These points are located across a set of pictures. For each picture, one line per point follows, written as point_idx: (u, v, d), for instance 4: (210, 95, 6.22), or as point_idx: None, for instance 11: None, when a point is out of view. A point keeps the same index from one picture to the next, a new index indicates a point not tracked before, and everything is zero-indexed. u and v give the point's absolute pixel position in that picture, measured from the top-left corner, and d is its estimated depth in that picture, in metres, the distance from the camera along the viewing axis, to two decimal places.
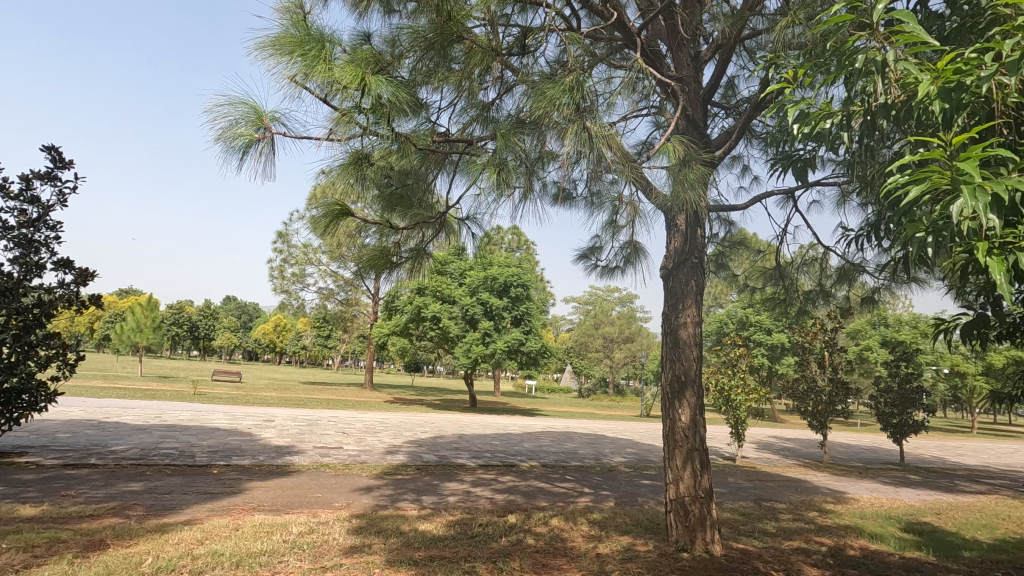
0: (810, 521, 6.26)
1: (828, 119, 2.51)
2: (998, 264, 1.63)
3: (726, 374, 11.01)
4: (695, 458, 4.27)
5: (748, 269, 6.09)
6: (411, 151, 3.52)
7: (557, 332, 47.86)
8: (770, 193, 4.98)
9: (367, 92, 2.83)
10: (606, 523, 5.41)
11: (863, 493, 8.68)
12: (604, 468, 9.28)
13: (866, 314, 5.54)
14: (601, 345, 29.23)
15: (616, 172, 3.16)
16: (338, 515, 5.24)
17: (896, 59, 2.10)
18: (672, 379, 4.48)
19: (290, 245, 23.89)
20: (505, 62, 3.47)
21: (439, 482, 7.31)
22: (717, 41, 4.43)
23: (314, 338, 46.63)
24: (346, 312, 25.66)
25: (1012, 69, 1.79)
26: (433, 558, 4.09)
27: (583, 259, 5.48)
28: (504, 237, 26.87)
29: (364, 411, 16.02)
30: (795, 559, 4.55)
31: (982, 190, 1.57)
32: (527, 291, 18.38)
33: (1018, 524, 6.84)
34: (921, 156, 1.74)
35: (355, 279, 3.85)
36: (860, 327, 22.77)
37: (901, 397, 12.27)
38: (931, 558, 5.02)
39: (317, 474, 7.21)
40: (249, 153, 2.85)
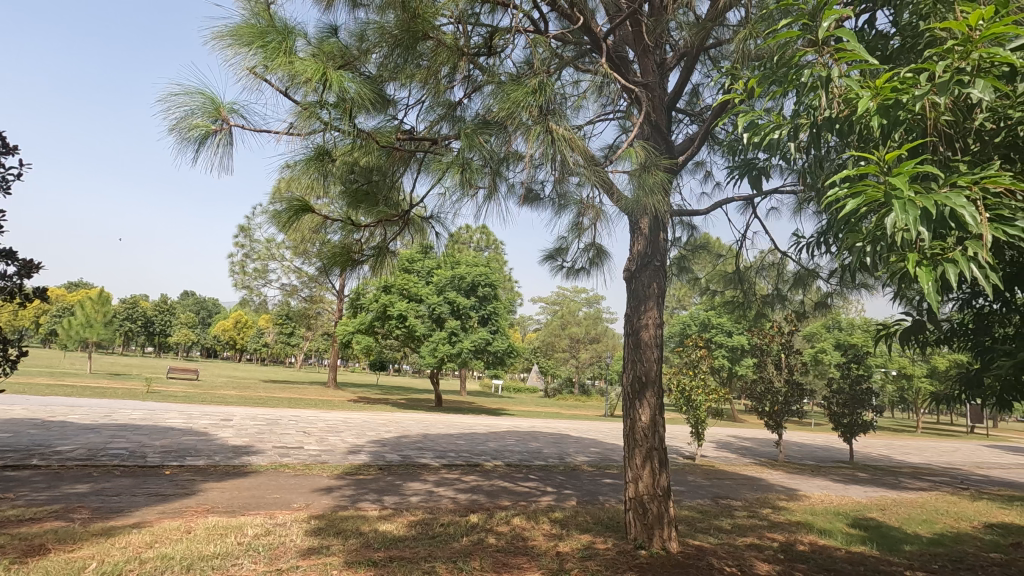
0: (763, 518, 6.48)
1: (777, 130, 2.62)
2: (926, 274, 1.74)
3: (688, 375, 11.28)
4: (653, 458, 4.36)
5: (710, 273, 6.26)
6: (375, 148, 3.48)
7: (525, 332, 48.02)
8: (730, 200, 5.15)
9: (330, 88, 2.78)
10: (566, 522, 5.48)
11: (815, 490, 9.02)
12: (567, 467, 9.39)
13: (819, 318, 5.76)
14: (567, 346, 29.56)
15: (580, 175, 3.20)
16: (296, 516, 5.14)
17: (839, 76, 2.20)
18: (633, 379, 4.56)
19: (252, 240, 23.31)
20: (472, 61, 3.46)
21: (401, 482, 7.25)
22: (683, 49, 4.54)
23: (276, 335, 45.62)
24: (310, 309, 25.19)
25: (942, 89, 1.91)
26: (393, 559, 4.06)
27: (549, 259, 5.52)
28: (473, 236, 26.84)
29: (328, 410, 15.76)
30: (748, 555, 4.69)
31: (911, 205, 1.66)
32: (494, 291, 18.44)
33: (955, 519, 7.23)
34: (859, 170, 1.83)
35: (317, 278, 3.80)
36: (816, 330, 23.64)
37: (851, 397, 12.81)
38: (875, 552, 5.25)
39: (276, 475, 7.06)
40: (205, 144, 2.77)
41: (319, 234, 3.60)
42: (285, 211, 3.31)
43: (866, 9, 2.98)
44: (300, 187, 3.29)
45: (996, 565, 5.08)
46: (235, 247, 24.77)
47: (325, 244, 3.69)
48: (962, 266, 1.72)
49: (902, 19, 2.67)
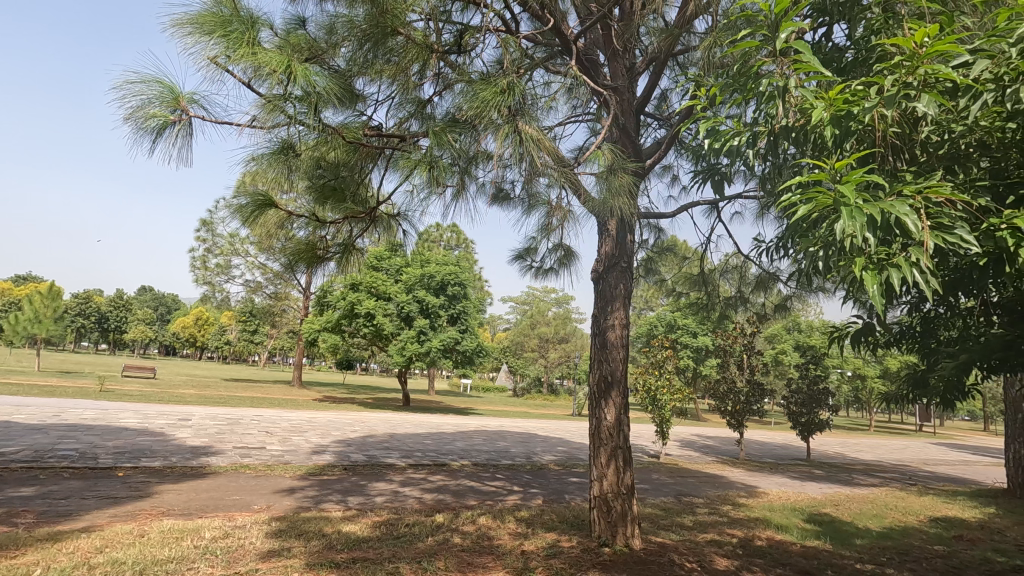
0: (723, 515, 6.65)
1: (737, 137, 2.70)
2: (872, 278, 1.82)
3: (654, 375, 11.48)
4: (618, 456, 4.42)
5: (676, 275, 6.39)
6: (342, 143, 3.42)
7: (494, 331, 47.99)
8: (696, 203, 5.28)
9: (295, 81, 2.70)
10: (532, 520, 5.51)
11: (773, 487, 9.30)
12: (534, 466, 9.45)
13: (779, 320, 5.94)
14: (536, 346, 29.69)
15: (548, 176, 3.23)
16: (256, 518, 5.02)
17: (796, 86, 2.27)
18: (599, 379, 4.61)
19: (215, 234, 22.63)
20: (442, 59, 3.43)
21: (366, 482, 7.16)
22: (651, 54, 4.61)
23: (239, 332, 44.43)
24: (275, 306, 24.63)
25: (889, 102, 2.00)
26: (357, 560, 4.01)
27: (518, 259, 5.54)
28: (444, 234, 26.68)
29: (292, 410, 15.42)
30: (708, 551, 4.81)
31: (859, 212, 1.74)
32: (463, 290, 18.39)
33: (902, 514, 7.57)
34: (811, 177, 1.90)
35: (281, 275, 3.73)
36: (776, 332, 24.40)
37: (809, 397, 13.26)
38: (828, 546, 5.45)
39: (236, 476, 6.87)
40: (163, 135, 2.68)
41: (285, 229, 3.53)
42: (249, 205, 3.22)
43: (822, 23, 3.10)
44: (266, 181, 3.21)
45: (939, 557, 5.33)
46: (196, 241, 24.02)
47: (291, 240, 3.62)
48: (905, 272, 1.80)
49: (856, 33, 2.78)
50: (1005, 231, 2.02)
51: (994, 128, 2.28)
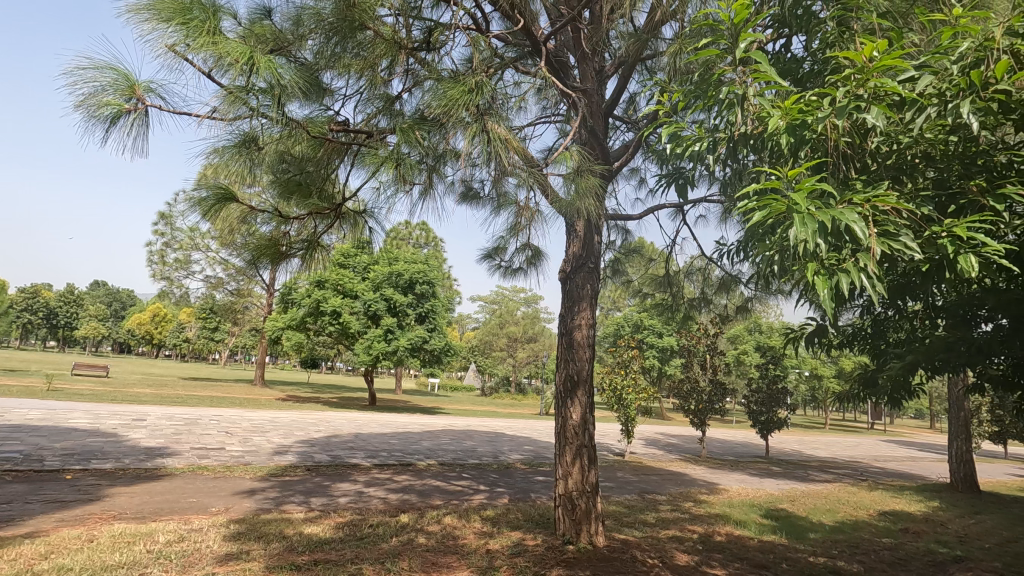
0: (685, 511, 6.79)
1: (698, 143, 2.76)
2: (822, 283, 1.89)
3: (620, 374, 11.66)
4: (583, 455, 4.47)
5: (642, 276, 6.50)
6: (306, 138, 3.36)
7: (463, 331, 47.85)
8: (662, 206, 5.38)
9: (258, 73, 2.63)
10: (498, 519, 5.52)
11: (734, 484, 9.55)
12: (500, 465, 9.47)
13: (740, 322, 6.10)
14: (504, 345, 29.75)
15: (516, 176, 3.24)
16: (214, 520, 4.88)
17: (753, 95, 2.35)
18: (565, 378, 4.65)
19: (174, 228, 21.88)
20: (411, 55, 3.40)
21: (329, 482, 7.04)
22: (620, 58, 4.68)
23: (198, 330, 43.08)
24: (237, 303, 23.97)
25: (840, 114, 2.10)
26: (318, 562, 3.94)
27: (487, 258, 5.55)
28: (412, 232, 26.45)
29: (253, 409, 15.03)
30: (669, 547, 4.91)
31: (809, 219, 1.81)
32: (432, 289, 18.26)
33: (853, 508, 7.88)
34: (766, 184, 1.97)
35: (243, 271, 3.63)
36: (738, 333, 25.08)
37: (768, 396, 13.67)
38: (783, 540, 5.64)
39: (193, 478, 6.66)
40: (116, 124, 2.57)
41: (247, 224, 3.44)
42: (210, 199, 3.09)
43: (781, 35, 3.22)
44: (228, 174, 3.11)
45: (886, 549, 5.58)
46: (153, 236, 23.18)
47: (253, 235, 3.53)
48: (853, 277, 1.88)
49: (811, 46, 2.90)
50: (945, 239, 2.13)
51: (937, 140, 2.41)
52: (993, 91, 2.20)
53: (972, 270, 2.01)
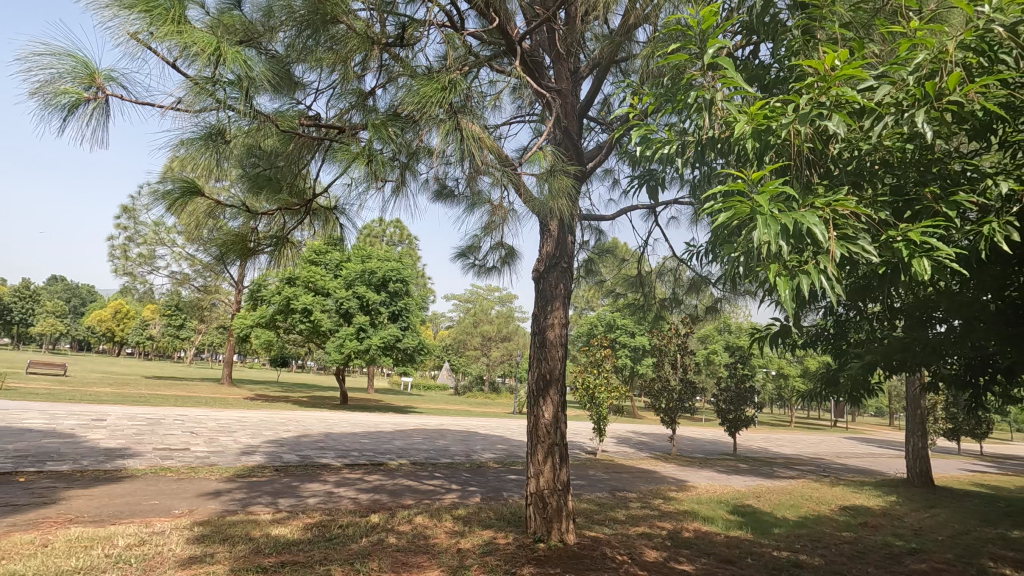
0: (654, 508, 6.90)
1: (668, 146, 2.81)
2: (784, 283, 1.94)
3: (593, 373, 11.76)
4: (555, 453, 4.50)
5: (616, 276, 6.56)
6: (275, 132, 3.29)
7: (437, 329, 47.64)
8: (634, 207, 5.45)
9: (224, 65, 2.55)
10: (469, 518, 5.51)
11: (702, 481, 9.73)
12: (473, 464, 9.45)
13: (710, 322, 6.21)
14: (478, 344, 29.73)
15: (489, 174, 3.23)
16: (176, 523, 4.75)
17: (721, 99, 2.40)
18: (538, 377, 4.67)
19: (138, 222, 21.19)
20: (383, 50, 3.36)
21: (298, 483, 6.92)
22: (595, 60, 4.71)
23: (163, 327, 41.82)
24: (203, 300, 23.34)
25: (802, 120, 2.16)
26: (285, 564, 3.87)
27: (460, 257, 5.53)
28: (386, 230, 26.21)
29: (220, 409, 14.67)
30: (639, 544, 4.97)
31: (771, 221, 1.86)
32: (405, 287, 18.10)
33: (816, 503, 8.13)
34: (731, 187, 2.01)
35: (210, 267, 3.54)
36: (709, 333, 25.61)
37: (736, 395, 13.98)
38: (749, 535, 5.79)
39: (156, 479, 6.47)
40: (74, 114, 2.47)
41: (215, 219, 3.35)
42: (176, 191, 3.01)
43: (749, 42, 3.29)
44: (195, 168, 2.97)
45: (846, 543, 5.77)
46: (116, 230, 22.42)
47: (222, 229, 3.45)
48: (813, 278, 1.93)
49: (778, 53, 2.98)
50: (901, 243, 2.21)
51: (894, 148, 2.50)
52: (946, 103, 2.29)
53: (925, 274, 2.09)
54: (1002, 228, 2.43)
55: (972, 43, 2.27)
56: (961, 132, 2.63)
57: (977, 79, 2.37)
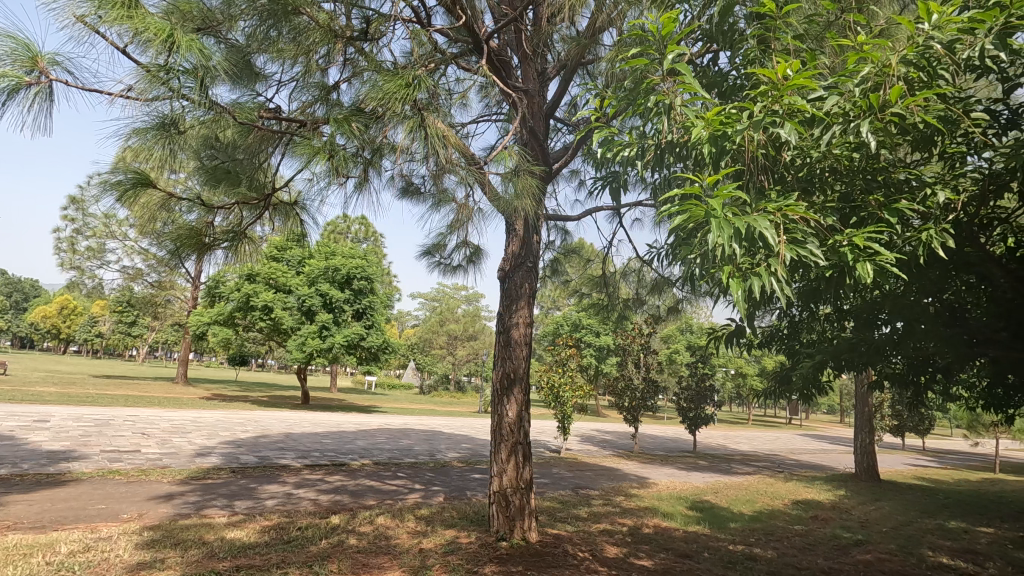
0: (616, 505, 7.01)
1: (628, 149, 2.86)
2: (736, 285, 2.00)
3: (557, 373, 11.86)
4: (518, 451, 4.52)
5: (581, 276, 6.63)
6: (233, 123, 3.18)
7: (403, 328, 47.20)
8: (599, 209, 5.51)
9: (178, 52, 2.42)
10: (432, 518, 5.48)
11: (663, 478, 9.94)
12: (437, 464, 9.40)
13: (672, 322, 6.34)
14: (444, 343, 29.60)
15: (453, 172, 3.21)
16: (125, 528, 4.56)
17: (680, 105, 2.46)
18: (502, 376, 4.67)
19: (87, 215, 20.23)
20: (347, 45, 3.29)
21: (256, 485, 6.75)
22: (561, 61, 4.75)
23: (113, 324, 40.06)
24: (157, 296, 22.50)
25: (755, 127, 2.23)
26: (240, 568, 3.77)
27: (426, 255, 5.48)
28: (351, 227, 25.79)
29: (174, 409, 14.16)
30: (600, 540, 5.05)
31: (725, 225, 1.91)
32: (370, 285, 17.82)
33: (770, 498, 8.41)
34: (686, 190, 2.07)
35: (164, 262, 3.41)
36: (671, 333, 26.19)
37: (697, 393, 14.31)
38: (706, 530, 5.95)
39: (103, 483, 6.20)
40: (14, 98, 2.33)
41: (169, 211, 3.22)
42: (128, 182, 2.85)
43: (709, 49, 3.38)
44: (149, 159, 2.83)
45: (797, 535, 5.99)
46: (63, 222, 21.38)
47: (176, 222, 3.33)
48: (764, 280, 2.00)
49: (735, 60, 3.07)
50: (846, 248, 2.31)
51: (842, 155, 2.62)
52: (889, 115, 2.40)
53: (867, 277, 2.19)
54: (938, 234, 2.58)
55: (913, 58, 2.39)
56: (904, 142, 2.77)
57: (917, 92, 2.50)
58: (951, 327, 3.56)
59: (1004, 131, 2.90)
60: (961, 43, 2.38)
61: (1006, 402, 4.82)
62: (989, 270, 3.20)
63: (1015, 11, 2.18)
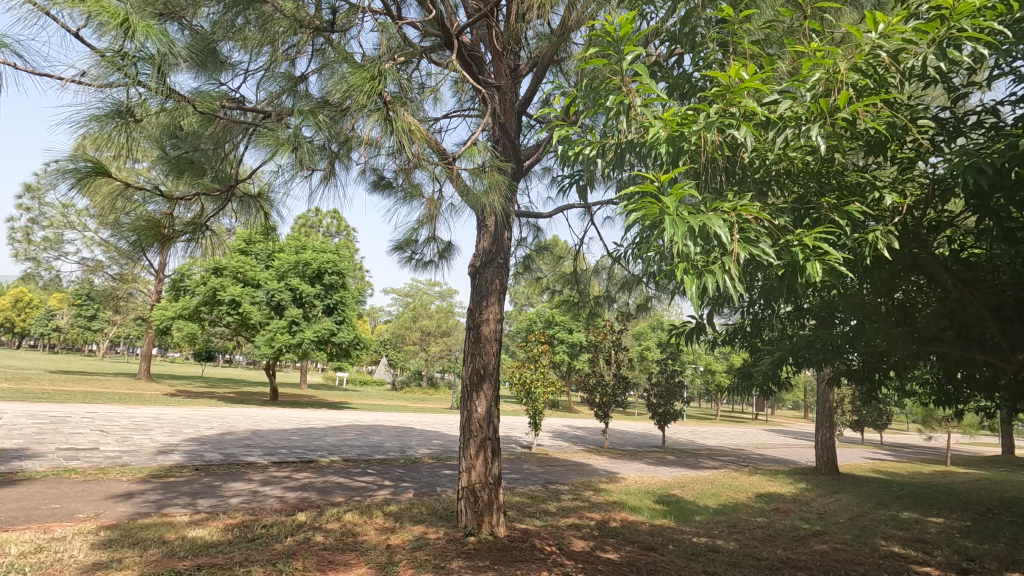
0: (585, 500, 7.11)
1: (589, 149, 2.90)
2: (690, 281, 2.06)
3: (530, 369, 11.88)
4: (487, 447, 4.54)
5: (553, 272, 6.68)
6: (193, 112, 3.10)
7: (375, 323, 46.79)
8: (570, 206, 5.55)
9: (136, 38, 2.32)
10: (400, 514, 5.46)
11: (631, 473, 10.09)
12: (407, 460, 9.35)
13: (641, 319, 6.42)
14: (417, 339, 29.31)
15: (420, 165, 3.17)
16: (81, 528, 4.43)
17: (638, 107, 2.53)
18: (472, 371, 4.68)
19: (43, 204, 19.45)
20: (314, 36, 3.22)
21: (220, 483, 6.61)
22: (534, 58, 4.77)
23: (72, 318, 38.57)
24: (119, 289, 21.77)
25: (710, 127, 2.30)
26: (202, 567, 3.70)
27: (397, 250, 5.44)
28: (322, 221, 25.47)
29: (135, 406, 13.74)
30: (567, 534, 5.11)
31: (678, 222, 1.97)
32: (342, 280, 17.57)
33: (735, 491, 8.63)
34: (641, 188, 2.13)
35: (124, 254, 3.27)
36: (642, 330, 26.61)
37: (667, 390, 14.51)
38: (672, 523, 6.08)
39: (58, 482, 5.98)
40: None
41: (129, 201, 3.09)
42: (85, 170, 2.68)
43: (673, 52, 3.44)
44: (110, 146, 2.74)
45: (759, 527, 6.17)
46: (18, 211, 20.52)
47: (137, 212, 3.21)
48: (717, 277, 2.05)
49: (697, 63, 3.13)
50: (797, 247, 2.39)
51: (796, 158, 2.71)
52: (837, 120, 2.50)
53: (817, 276, 2.26)
54: (884, 237, 2.70)
55: (863, 65, 2.48)
56: (858, 147, 2.88)
57: (866, 97, 2.61)
58: (900, 326, 3.73)
59: (951, 138, 3.04)
60: (906, 53, 2.47)
61: (954, 398, 5.07)
62: (936, 271, 3.35)
63: (954, 23, 2.29)
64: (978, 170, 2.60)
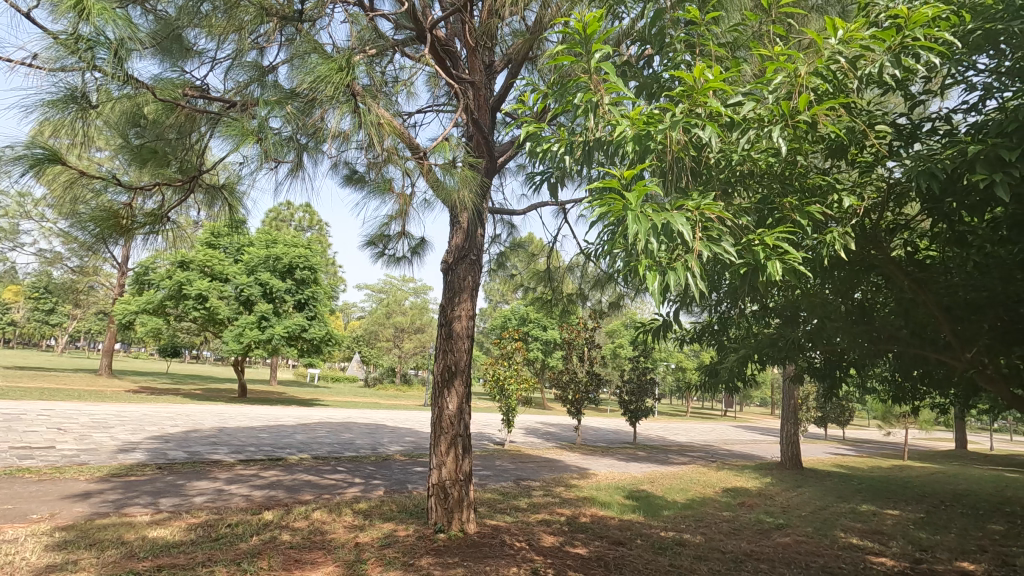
0: (556, 496, 7.15)
1: (557, 146, 2.92)
2: (653, 276, 2.08)
3: (503, 366, 11.86)
4: (458, 444, 4.52)
5: (527, 269, 6.68)
6: (154, 100, 3.01)
7: (348, 319, 46.27)
8: (543, 203, 5.57)
9: (93, 20, 2.21)
10: (371, 511, 5.42)
11: (602, 469, 10.20)
12: (379, 457, 9.27)
13: (612, 316, 6.48)
14: (391, 335, 29.00)
15: (389, 158, 3.13)
16: (33, 529, 4.26)
17: (606, 104, 2.55)
18: (443, 369, 4.65)
19: None
20: (282, 24, 3.15)
21: (184, 482, 6.45)
22: (508, 55, 4.78)
23: (28, 312, 37.11)
24: (79, 282, 21.01)
25: (675, 126, 2.34)
26: (161, 568, 3.59)
27: (369, 245, 5.37)
28: (294, 214, 25.02)
29: (94, 403, 13.27)
30: (537, 530, 5.14)
31: (642, 217, 2.00)
32: (313, 275, 17.27)
33: (703, 487, 8.79)
34: (606, 184, 2.16)
35: (84, 245, 3.16)
36: (616, 328, 26.92)
37: (639, 387, 14.68)
38: (641, 518, 6.17)
39: (10, 482, 5.74)
40: None
41: (88, 191, 2.98)
42: (41, 157, 2.58)
43: (644, 52, 3.47)
44: (68, 133, 2.64)
45: (725, 521, 6.31)
46: None
47: (97, 201, 3.08)
48: (679, 274, 2.08)
49: (665, 63, 3.17)
50: (758, 246, 2.44)
51: (759, 160, 2.77)
52: (798, 122, 2.56)
53: (776, 275, 2.32)
54: (842, 237, 2.77)
55: (824, 70, 2.55)
56: (821, 150, 2.95)
57: (825, 101, 2.69)
58: (859, 324, 3.85)
59: (907, 144, 3.14)
60: (865, 59, 2.54)
61: (910, 394, 5.25)
62: (891, 272, 3.47)
63: (908, 32, 2.38)
64: (930, 175, 2.69)
